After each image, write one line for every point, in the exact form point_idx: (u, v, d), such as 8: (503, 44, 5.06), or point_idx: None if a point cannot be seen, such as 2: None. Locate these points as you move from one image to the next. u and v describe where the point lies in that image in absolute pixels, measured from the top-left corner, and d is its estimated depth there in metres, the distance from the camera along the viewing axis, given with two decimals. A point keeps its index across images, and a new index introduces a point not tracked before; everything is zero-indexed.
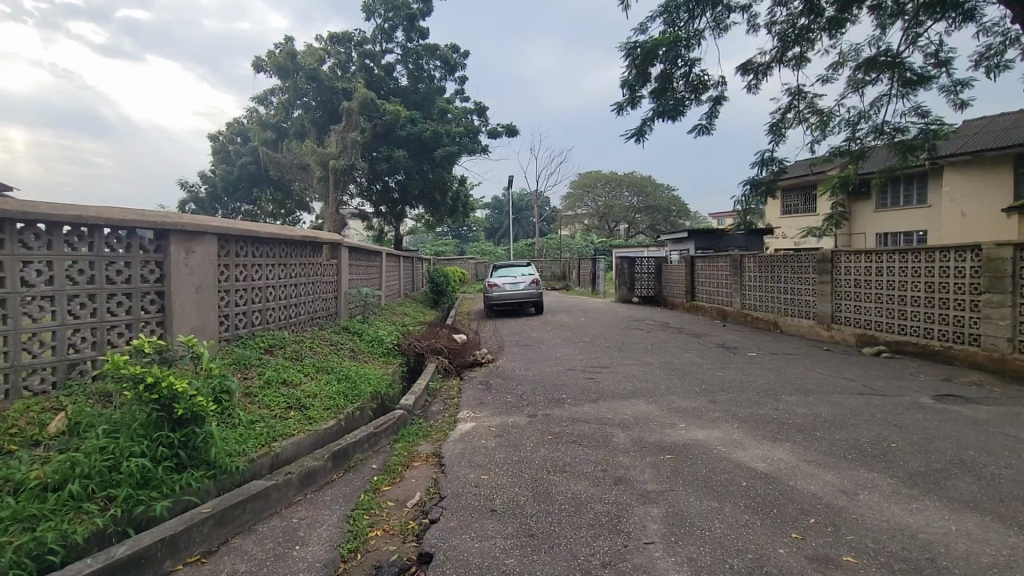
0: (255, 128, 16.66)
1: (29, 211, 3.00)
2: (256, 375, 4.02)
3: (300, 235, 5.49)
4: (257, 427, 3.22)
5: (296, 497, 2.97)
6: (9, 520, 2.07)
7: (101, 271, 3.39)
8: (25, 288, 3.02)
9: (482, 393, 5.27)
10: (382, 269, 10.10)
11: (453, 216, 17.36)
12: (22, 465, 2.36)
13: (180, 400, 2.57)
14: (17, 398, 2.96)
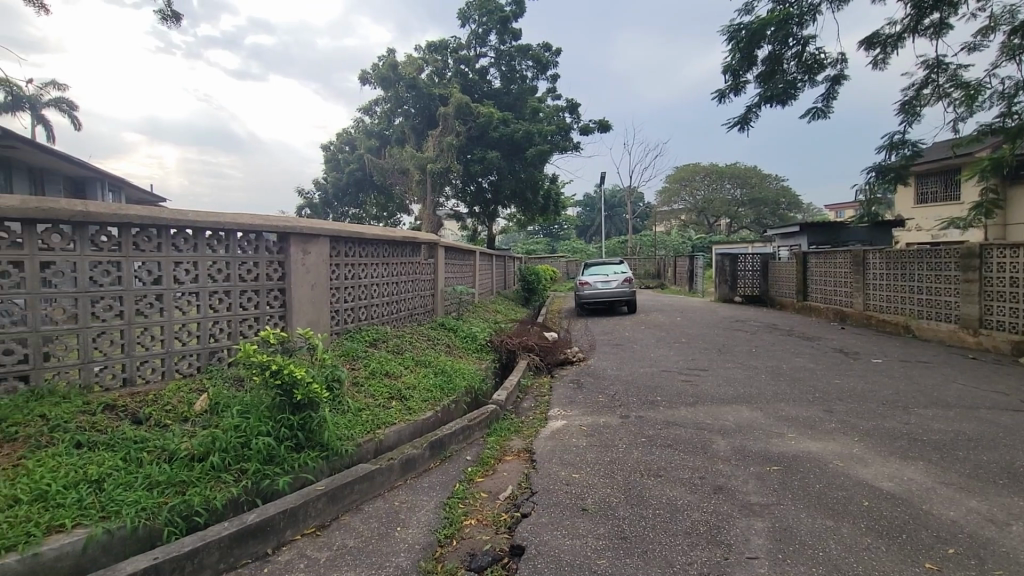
0: (361, 137, 17.92)
1: (181, 217, 3.47)
2: (363, 366, 4.34)
3: (401, 235, 5.82)
4: (363, 414, 3.48)
5: (397, 482, 3.15)
6: (165, 483, 2.40)
7: (236, 270, 3.84)
8: (178, 285, 3.51)
9: (572, 392, 5.24)
10: (476, 267, 10.42)
11: (544, 214, 17.44)
12: (175, 437, 2.74)
13: (299, 387, 2.83)
14: (171, 379, 3.45)
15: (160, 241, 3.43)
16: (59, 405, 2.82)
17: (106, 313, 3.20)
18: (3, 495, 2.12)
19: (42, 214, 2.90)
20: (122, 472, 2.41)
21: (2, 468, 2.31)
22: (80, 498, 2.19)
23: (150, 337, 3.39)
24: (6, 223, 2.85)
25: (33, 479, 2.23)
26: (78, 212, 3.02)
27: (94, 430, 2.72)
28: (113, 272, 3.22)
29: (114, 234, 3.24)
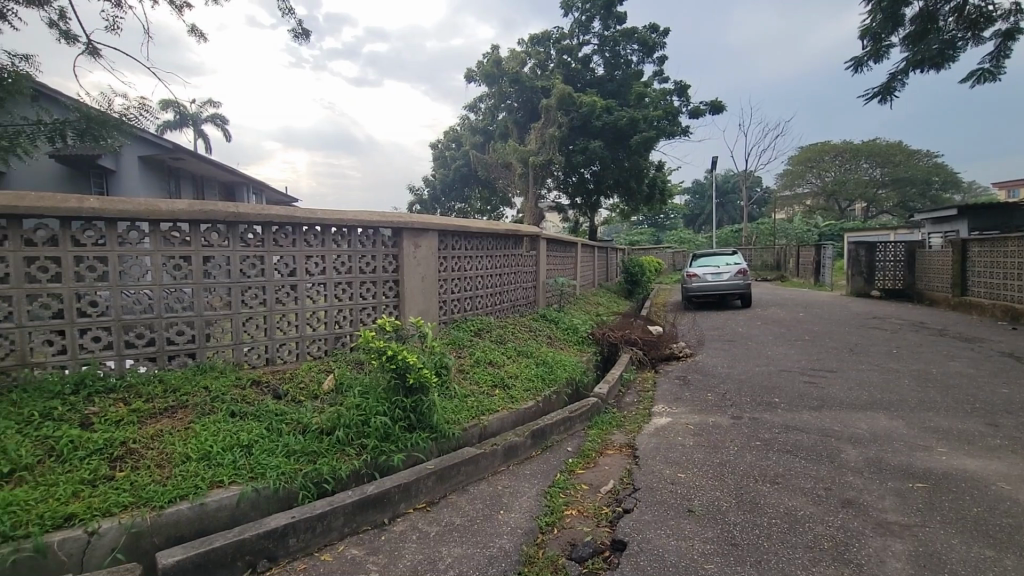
0: (466, 134, 18.56)
1: (311, 215, 3.85)
2: (468, 354, 4.53)
3: (503, 228, 5.95)
4: (469, 400, 3.63)
5: (500, 466, 3.26)
6: (300, 451, 2.71)
7: (356, 263, 4.19)
8: (309, 277, 3.91)
9: (678, 389, 5.03)
10: (577, 259, 10.36)
11: (649, 204, 16.83)
12: (308, 412, 3.07)
13: (412, 371, 3.02)
14: (303, 360, 3.88)
15: (294, 238, 3.85)
16: (218, 379, 3.30)
17: (253, 301, 3.66)
18: (178, 453, 2.53)
19: (204, 215, 3.38)
20: (266, 439, 2.76)
21: (178, 430, 2.75)
22: (235, 460, 2.54)
23: (287, 322, 3.82)
24: (178, 223, 3.37)
25: (200, 441, 2.64)
26: (230, 213, 3.48)
27: (245, 402, 3.14)
28: (257, 265, 3.67)
29: (258, 232, 3.69)
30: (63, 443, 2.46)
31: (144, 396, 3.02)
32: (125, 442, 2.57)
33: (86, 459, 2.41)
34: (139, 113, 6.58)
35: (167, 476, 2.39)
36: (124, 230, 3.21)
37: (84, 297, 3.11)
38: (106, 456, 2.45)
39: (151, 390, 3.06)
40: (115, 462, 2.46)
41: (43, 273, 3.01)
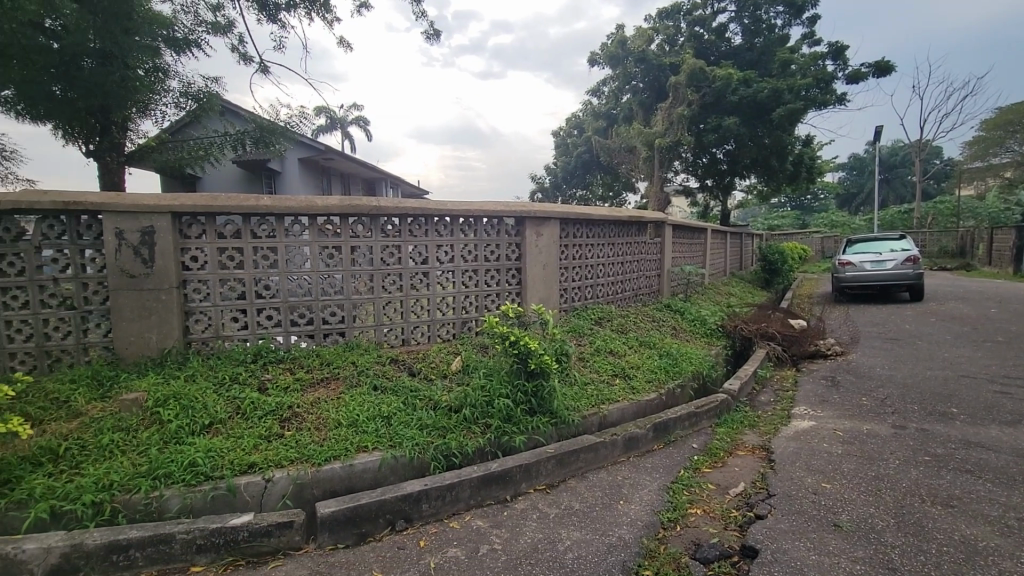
0: (589, 119, 18.27)
1: (441, 207, 4.09)
2: (588, 342, 4.52)
3: (627, 215, 5.79)
4: (589, 388, 3.63)
5: (621, 457, 3.22)
6: (431, 425, 2.93)
7: (482, 251, 4.38)
8: (439, 265, 4.19)
9: (825, 390, 4.51)
10: (707, 245, 9.73)
11: (793, 184, 15.17)
12: (438, 390, 3.30)
13: (533, 357, 3.08)
14: (434, 341, 4.17)
15: (426, 228, 4.13)
16: (363, 356, 3.69)
17: (391, 287, 4.02)
18: (332, 419, 2.89)
19: (352, 210, 3.78)
20: (403, 412, 3.03)
21: (331, 398, 3.14)
22: (377, 429, 2.83)
23: (420, 307, 4.14)
24: (331, 217, 3.81)
25: (348, 410, 2.98)
26: (373, 207, 3.83)
27: (384, 378, 3.47)
28: (395, 254, 4.01)
29: (396, 224, 4.02)
30: (246, 403, 2.94)
31: (305, 368, 3.48)
32: (290, 406, 3.00)
33: (263, 418, 2.86)
34: (299, 120, 7.45)
35: (324, 438, 2.74)
36: (289, 223, 3.71)
37: (260, 282, 3.66)
38: (277, 416, 2.89)
39: (310, 363, 3.52)
40: (284, 422, 2.88)
41: (231, 261, 3.60)
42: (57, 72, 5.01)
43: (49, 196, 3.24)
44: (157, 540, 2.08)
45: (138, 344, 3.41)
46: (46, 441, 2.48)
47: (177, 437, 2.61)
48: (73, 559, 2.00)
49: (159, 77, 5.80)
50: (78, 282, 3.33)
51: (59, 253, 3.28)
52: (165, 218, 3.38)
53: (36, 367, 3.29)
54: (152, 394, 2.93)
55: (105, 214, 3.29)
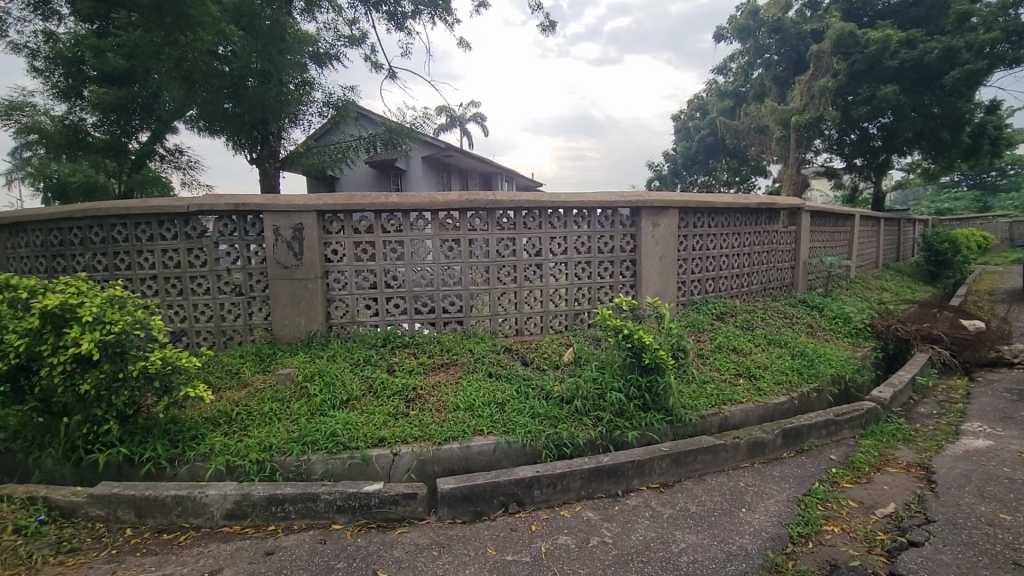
0: (714, 100, 17.08)
1: (554, 199, 4.10)
2: (709, 339, 4.26)
3: (756, 202, 5.33)
4: (709, 387, 3.43)
5: (744, 462, 3.01)
6: (543, 415, 2.97)
7: (595, 243, 4.33)
8: (552, 257, 4.22)
9: (1008, 405, 3.78)
10: (855, 233, 8.61)
11: (970, 159, 12.81)
12: (550, 380, 3.34)
13: (648, 352, 2.99)
14: (546, 333, 4.23)
15: (540, 221, 4.18)
16: (479, 344, 3.86)
17: (506, 278, 4.15)
18: (450, 402, 3.07)
19: (470, 204, 3.95)
20: (516, 400, 3.12)
21: (450, 383, 3.34)
22: (491, 414, 2.95)
23: (533, 298, 4.22)
24: (451, 212, 4.02)
25: (466, 394, 3.15)
26: (489, 201, 3.97)
27: (499, 365, 3.60)
28: (510, 246, 4.13)
29: (511, 217, 4.13)
30: (377, 383, 3.24)
31: (427, 353, 3.74)
32: (414, 387, 3.24)
33: (391, 397, 3.13)
34: (424, 120, 7.95)
35: (443, 420, 2.92)
36: (414, 219, 3.99)
37: (389, 273, 3.99)
38: (403, 396, 3.14)
39: (432, 349, 3.76)
40: (409, 402, 3.12)
41: (364, 254, 3.98)
42: (229, 92, 5.86)
43: (224, 199, 3.83)
44: (306, 498, 2.38)
45: (291, 327, 3.91)
46: (222, 406, 2.96)
47: (321, 409, 2.96)
48: (243, 506, 2.37)
49: (307, 89, 6.58)
50: (245, 272, 3.90)
51: (231, 248, 3.88)
52: (311, 216, 3.83)
53: (216, 344, 3.93)
54: (301, 371, 3.35)
55: (266, 214, 3.80)
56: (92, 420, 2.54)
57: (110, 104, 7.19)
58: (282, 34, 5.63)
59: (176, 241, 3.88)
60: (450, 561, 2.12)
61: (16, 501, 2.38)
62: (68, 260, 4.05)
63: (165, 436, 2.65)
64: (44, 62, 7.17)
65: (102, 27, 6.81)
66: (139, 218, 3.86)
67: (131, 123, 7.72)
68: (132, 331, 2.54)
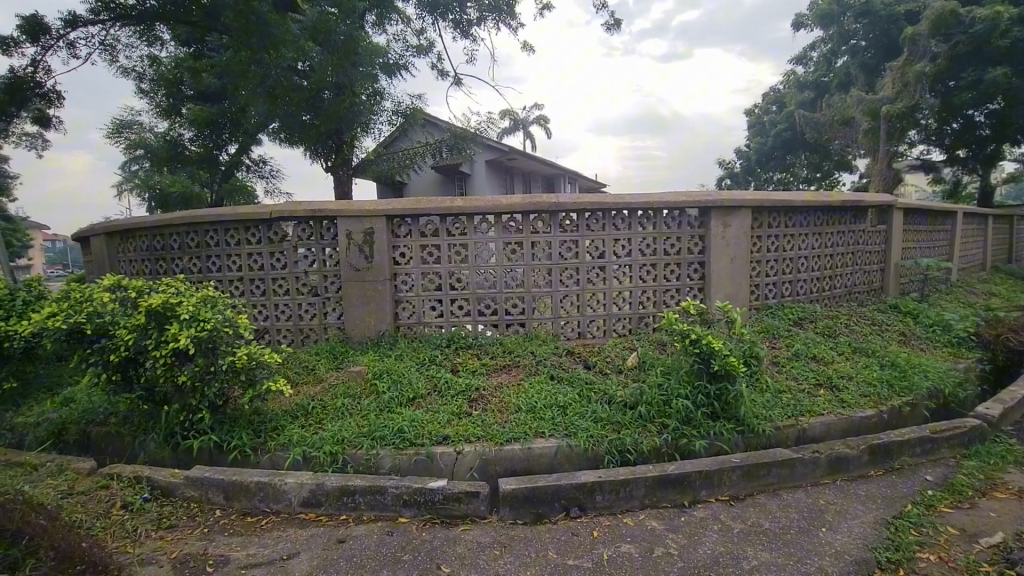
0: (792, 92, 16.16)
1: (618, 201, 4.03)
2: (784, 346, 4.03)
3: (840, 199, 4.96)
4: (784, 397, 3.24)
5: (824, 479, 2.81)
6: (605, 420, 2.92)
7: (662, 245, 4.21)
8: (616, 259, 4.15)
9: None
10: (957, 232, 7.82)
11: None
12: (613, 385, 3.28)
13: (716, 358, 2.85)
14: (610, 336, 4.16)
15: (603, 222, 4.13)
16: (541, 346, 3.87)
17: (568, 281, 4.13)
18: (512, 404, 3.09)
19: (533, 207, 3.97)
20: (579, 403, 3.09)
21: (513, 384, 3.36)
22: (553, 417, 2.94)
23: (596, 301, 4.17)
24: (514, 214, 4.06)
25: (528, 396, 3.16)
26: (552, 204, 3.97)
27: (561, 368, 3.59)
28: (573, 249, 4.10)
29: (574, 219, 4.10)
30: (441, 383, 3.33)
31: (490, 354, 3.79)
32: (477, 388, 3.30)
33: (455, 396, 3.20)
34: (488, 124, 8.09)
35: (506, 421, 2.95)
36: (478, 222, 4.06)
37: (454, 275, 4.09)
38: (467, 396, 3.20)
39: (495, 350, 3.81)
40: (472, 402, 3.18)
41: (430, 256, 4.10)
42: (307, 105, 6.24)
43: (302, 205, 4.08)
44: (375, 490, 2.48)
45: (362, 326, 4.10)
46: (300, 400, 3.15)
47: (389, 406, 3.08)
48: (317, 495, 2.51)
49: (377, 99, 6.91)
50: (321, 274, 4.13)
51: (309, 251, 4.13)
52: (381, 220, 3.99)
53: (294, 341, 4.20)
54: (371, 369, 3.51)
55: (340, 219, 4.01)
56: (189, 409, 2.79)
57: (204, 120, 7.90)
58: (355, 48, 5.94)
59: (260, 245, 4.18)
60: (511, 562, 2.13)
61: (126, 479, 2.66)
62: (169, 263, 4.47)
63: (250, 426, 2.86)
64: (149, 84, 8.06)
65: (197, 50, 7.47)
66: (229, 224, 4.20)
67: (221, 136, 8.41)
68: (222, 329, 2.76)
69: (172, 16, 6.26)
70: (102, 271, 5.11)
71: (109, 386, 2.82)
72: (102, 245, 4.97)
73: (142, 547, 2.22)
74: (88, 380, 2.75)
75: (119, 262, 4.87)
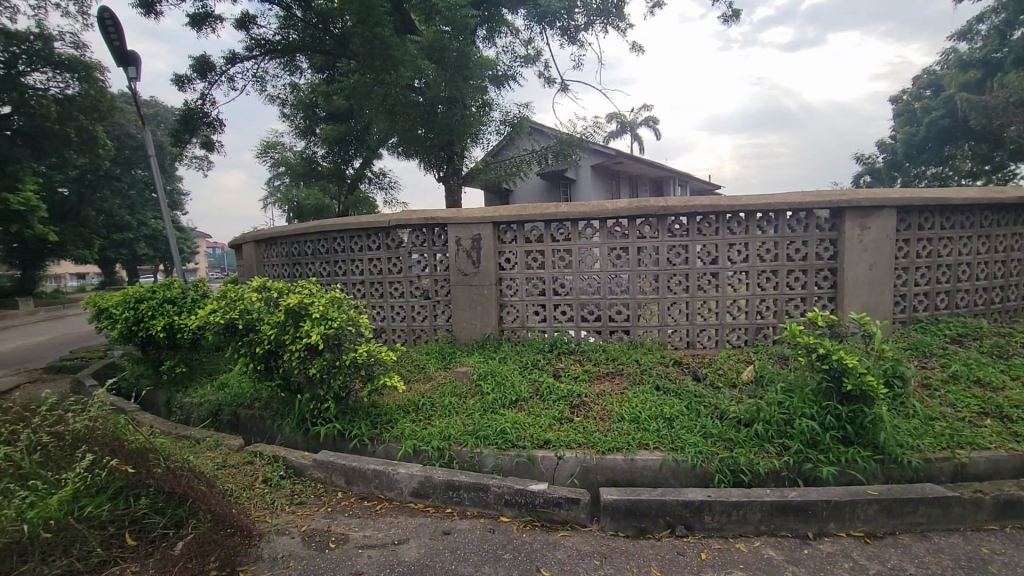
0: (951, 74, 14.02)
1: (734, 203, 3.78)
2: (938, 366, 3.49)
3: (1016, 195, 4.19)
4: (937, 425, 2.80)
5: (990, 525, 2.38)
6: (717, 436, 2.74)
7: (784, 250, 3.86)
8: (731, 265, 3.88)
9: None
10: None
11: None
12: (726, 399, 3.07)
13: (849, 376, 2.54)
14: (722, 347, 3.91)
15: (717, 226, 3.88)
16: (647, 355, 3.74)
17: (677, 288, 3.95)
18: (615, 413, 3.02)
19: (640, 211, 3.86)
20: (687, 416, 2.94)
21: (615, 393, 3.29)
22: (658, 429, 2.83)
23: (708, 309, 3.94)
24: (620, 219, 3.98)
25: (632, 406, 3.06)
26: (661, 207, 3.83)
27: (668, 379, 3.43)
28: (682, 254, 3.92)
29: (684, 223, 3.92)
30: (543, 387, 3.35)
31: (593, 361, 3.74)
32: (579, 394, 3.27)
33: (557, 401, 3.21)
34: (595, 129, 8.02)
35: (608, 429, 2.89)
36: (582, 227, 4.05)
37: (557, 280, 4.11)
38: (569, 402, 3.19)
39: (597, 357, 3.76)
40: (574, 408, 3.16)
41: (534, 262, 4.16)
42: (421, 120, 6.52)
43: (417, 213, 4.35)
44: (478, 488, 2.56)
45: (468, 329, 4.26)
46: (411, 396, 3.36)
47: (493, 407, 3.16)
48: (426, 486, 2.65)
49: (488, 110, 7.15)
50: (433, 278, 4.37)
51: (422, 256, 4.39)
52: (488, 227, 4.13)
53: (407, 341, 4.48)
54: (476, 370, 3.63)
55: (450, 226, 4.22)
56: (317, 399, 3.10)
57: (334, 138, 8.74)
58: (467, 64, 6.11)
59: (379, 251, 4.53)
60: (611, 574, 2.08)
61: (266, 458, 3.02)
62: (303, 267, 5.02)
63: (368, 417, 3.11)
64: (290, 108, 9.19)
65: (330, 75, 8.30)
66: (353, 232, 4.60)
67: (348, 152, 9.24)
68: (346, 327, 3.04)
69: (311, 47, 7.29)
70: (251, 275, 5.87)
71: (255, 374, 3.22)
72: (252, 252, 5.72)
73: (278, 518, 2.50)
74: (240, 368, 3.17)
75: (264, 267, 5.56)
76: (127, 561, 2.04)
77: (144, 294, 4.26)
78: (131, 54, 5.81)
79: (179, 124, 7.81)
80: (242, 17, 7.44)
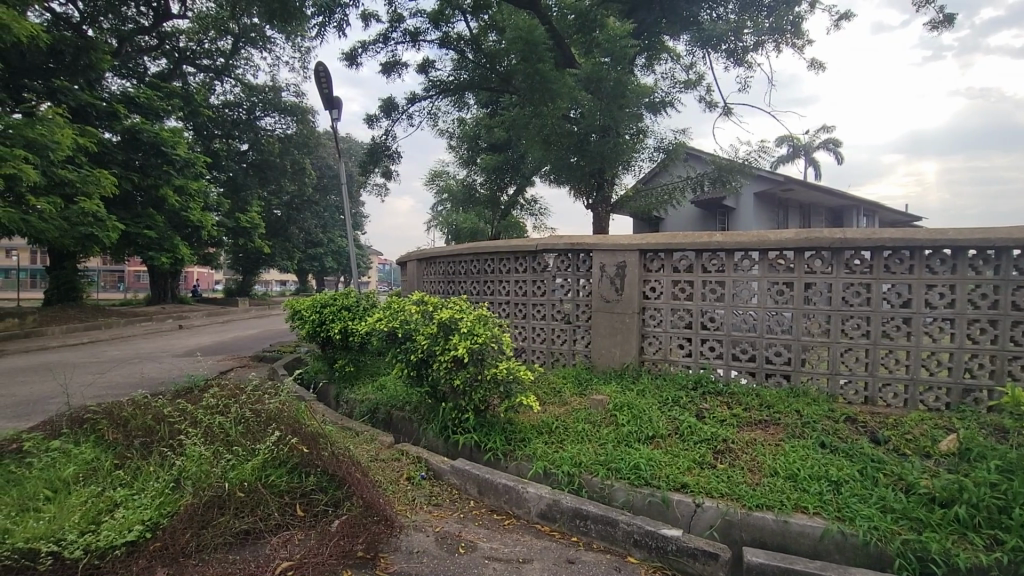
0: None
1: (936, 237, 3.17)
2: None
3: None
4: None
5: None
6: (899, 513, 2.28)
7: (1009, 296, 3.09)
8: (927, 309, 3.25)
9: None
10: None
11: None
12: (914, 469, 2.55)
13: None
14: (913, 409, 3.26)
15: (911, 263, 3.29)
16: (811, 406, 3.28)
17: (855, 332, 3.42)
18: (768, 465, 2.69)
19: (809, 242, 3.46)
20: (859, 482, 2.50)
21: (770, 443, 2.94)
22: (822, 492, 2.45)
23: (894, 360, 3.34)
24: (783, 251, 3.61)
25: (788, 460, 2.71)
26: (837, 239, 3.38)
27: (837, 437, 2.95)
28: (863, 293, 3.40)
29: (866, 257, 3.40)
30: (684, 426, 3.13)
31: (743, 405, 3.40)
32: (725, 439, 2.99)
33: (699, 443, 2.97)
34: (760, 151, 7.41)
35: (758, 483, 2.58)
36: (739, 258, 3.76)
37: (706, 313, 3.86)
38: (712, 446, 2.94)
39: (749, 401, 3.41)
40: (718, 453, 2.90)
41: (682, 292, 3.96)
42: (574, 147, 6.72)
43: (564, 238, 4.44)
44: (605, 521, 2.48)
45: (607, 356, 4.18)
46: (546, 418, 3.39)
47: (627, 440, 3.04)
48: (553, 510, 2.64)
49: (641, 136, 7.06)
50: (574, 302, 4.40)
51: (566, 280, 4.45)
52: (634, 254, 4.07)
53: (546, 362, 4.55)
54: (612, 400, 3.55)
55: (596, 252, 4.23)
56: (458, 408, 3.29)
57: (492, 166, 9.36)
58: (623, 92, 6.11)
59: (525, 273, 4.70)
60: None
61: (411, 458, 3.27)
62: (457, 285, 5.43)
63: (503, 433, 3.21)
64: (457, 140, 10.15)
65: (493, 109, 9.00)
66: (504, 254, 4.86)
67: (504, 179, 9.80)
68: (489, 343, 3.20)
69: (477, 84, 8.03)
70: (413, 289, 6.52)
71: (409, 379, 3.53)
72: (415, 268, 6.35)
73: (415, 515, 2.68)
74: (396, 371, 3.52)
75: (423, 283, 6.14)
76: (296, 527, 2.35)
77: (328, 300, 4.99)
78: (336, 99, 6.94)
79: (367, 156, 9.11)
80: (423, 62, 8.44)
